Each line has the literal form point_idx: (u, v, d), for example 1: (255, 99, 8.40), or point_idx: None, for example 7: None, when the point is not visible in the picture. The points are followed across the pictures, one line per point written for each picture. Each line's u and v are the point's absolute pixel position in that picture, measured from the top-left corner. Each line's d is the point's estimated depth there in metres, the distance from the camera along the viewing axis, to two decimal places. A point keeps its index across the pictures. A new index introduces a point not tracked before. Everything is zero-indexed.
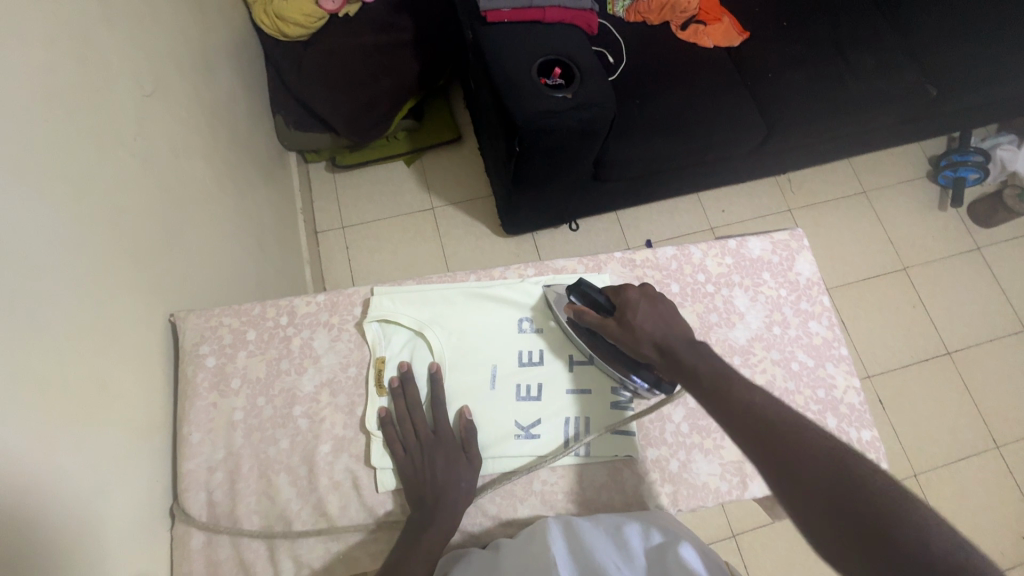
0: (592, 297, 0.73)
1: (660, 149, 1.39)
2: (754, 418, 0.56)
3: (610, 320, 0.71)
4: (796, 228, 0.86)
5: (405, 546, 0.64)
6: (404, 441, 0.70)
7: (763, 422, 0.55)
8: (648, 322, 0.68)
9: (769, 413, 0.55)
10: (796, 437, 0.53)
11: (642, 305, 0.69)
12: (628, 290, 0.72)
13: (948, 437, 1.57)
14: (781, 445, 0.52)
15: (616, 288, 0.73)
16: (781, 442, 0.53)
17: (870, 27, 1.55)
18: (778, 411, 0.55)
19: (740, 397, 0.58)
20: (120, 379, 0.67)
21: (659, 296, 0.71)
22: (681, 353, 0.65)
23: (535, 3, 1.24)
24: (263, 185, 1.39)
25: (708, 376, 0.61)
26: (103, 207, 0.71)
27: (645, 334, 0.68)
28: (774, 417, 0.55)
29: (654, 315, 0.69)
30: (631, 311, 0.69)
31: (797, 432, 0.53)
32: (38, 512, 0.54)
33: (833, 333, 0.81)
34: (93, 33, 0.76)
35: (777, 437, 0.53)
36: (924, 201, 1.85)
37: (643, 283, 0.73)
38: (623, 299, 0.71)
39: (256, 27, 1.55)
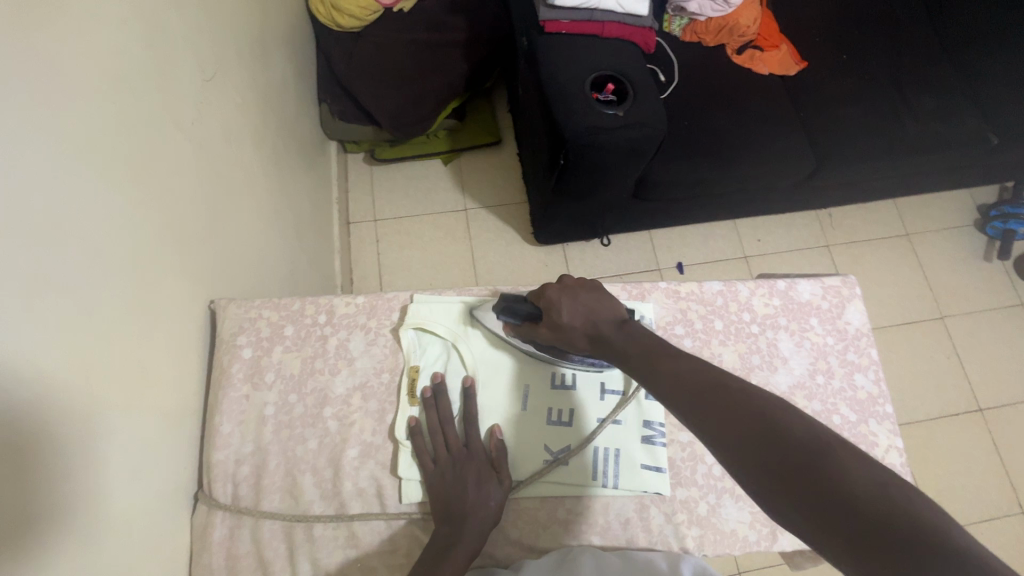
0: (519, 310, 0.73)
1: (705, 173, 1.36)
2: (685, 382, 0.56)
3: (542, 327, 0.71)
4: (849, 275, 0.84)
5: (428, 558, 0.63)
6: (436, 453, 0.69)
7: (695, 383, 0.55)
8: (574, 316, 0.69)
9: (699, 376, 0.56)
10: (723, 392, 0.53)
11: (564, 301, 0.70)
12: (547, 290, 0.72)
13: (973, 497, 1.52)
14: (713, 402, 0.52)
15: (537, 292, 0.74)
16: (710, 400, 0.52)
17: (932, 68, 1.51)
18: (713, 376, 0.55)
19: (670, 368, 0.59)
20: (159, 365, 0.67)
21: (578, 285, 0.72)
22: (613, 338, 0.67)
23: (595, 17, 1.21)
24: (304, 172, 1.40)
25: (637, 352, 0.63)
26: (158, 191, 0.71)
27: (576, 331, 0.69)
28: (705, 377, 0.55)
29: (579, 308, 0.70)
30: (557, 312, 0.69)
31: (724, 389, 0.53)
32: (77, 494, 0.54)
33: (879, 388, 0.78)
34: (162, 17, 0.76)
35: (707, 395, 0.53)
36: (969, 250, 1.79)
37: (561, 277, 0.74)
38: (546, 300, 0.71)
39: (312, 16, 1.56)
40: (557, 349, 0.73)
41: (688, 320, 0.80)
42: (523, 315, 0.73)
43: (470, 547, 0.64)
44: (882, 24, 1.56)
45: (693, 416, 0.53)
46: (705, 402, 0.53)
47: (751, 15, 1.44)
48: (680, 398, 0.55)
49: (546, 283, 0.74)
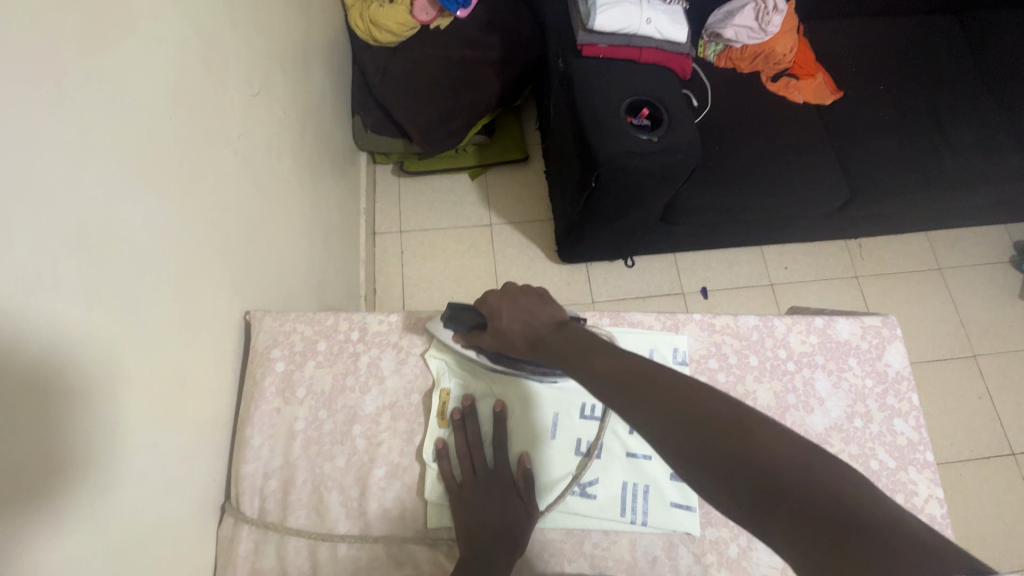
0: (465, 318, 0.75)
1: (735, 200, 1.35)
2: (618, 373, 0.56)
3: (484, 334, 0.73)
4: (889, 315, 0.82)
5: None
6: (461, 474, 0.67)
7: (626, 375, 0.55)
8: (515, 321, 0.70)
9: (630, 367, 0.56)
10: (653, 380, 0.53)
11: (504, 307, 0.71)
12: (490, 296, 0.74)
13: (1004, 545, 1.46)
14: (642, 392, 0.52)
15: (482, 299, 0.75)
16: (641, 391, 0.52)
17: (972, 101, 1.48)
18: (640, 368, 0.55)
19: (602, 362, 0.58)
20: (196, 375, 0.68)
21: (522, 291, 0.73)
22: (549, 337, 0.67)
23: (633, 42, 1.21)
24: (335, 182, 1.41)
25: (570, 348, 0.63)
26: (205, 204, 0.72)
27: (513, 333, 0.69)
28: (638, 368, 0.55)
29: (519, 311, 0.71)
30: (498, 318, 0.70)
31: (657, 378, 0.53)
32: (113, 505, 0.54)
33: (919, 435, 0.76)
34: (215, 33, 0.78)
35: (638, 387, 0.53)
36: (1004, 287, 1.74)
37: (504, 284, 0.76)
38: (488, 307, 0.73)
39: (350, 30, 1.59)
40: (506, 356, 0.73)
41: (722, 353, 0.79)
42: (468, 321, 0.75)
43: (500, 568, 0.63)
44: (921, 55, 1.54)
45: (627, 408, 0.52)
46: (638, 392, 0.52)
47: (787, 43, 1.44)
48: (612, 390, 0.55)
49: (490, 290, 0.76)
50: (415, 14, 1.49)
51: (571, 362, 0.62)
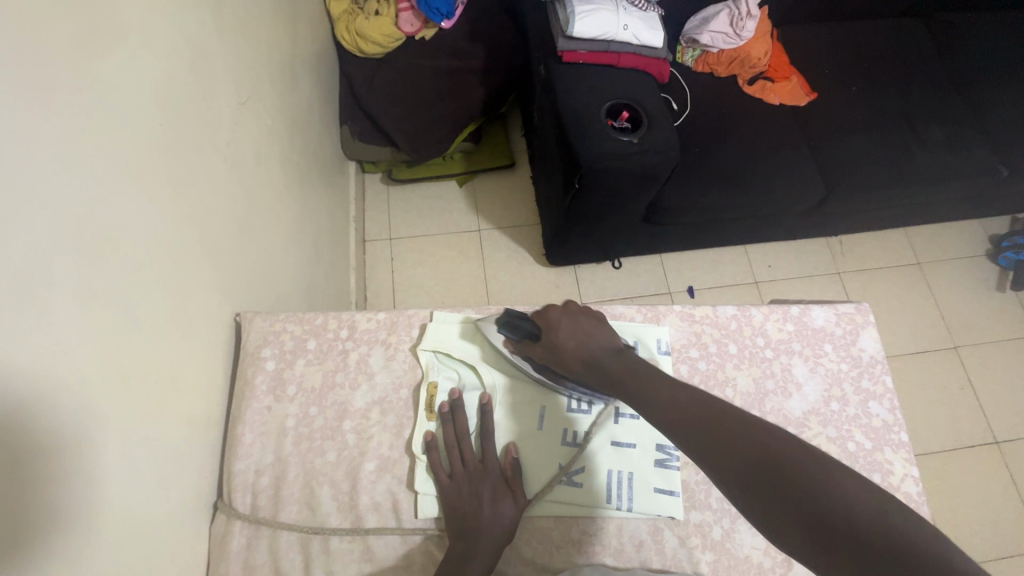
0: (519, 326, 0.75)
1: (716, 200, 1.39)
2: (686, 410, 0.56)
3: (539, 347, 0.73)
4: (862, 303, 0.85)
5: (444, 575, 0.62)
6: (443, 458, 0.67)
7: (697, 414, 0.55)
8: (571, 340, 0.71)
9: (699, 404, 0.56)
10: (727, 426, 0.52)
11: (564, 324, 0.72)
12: (551, 310, 0.75)
13: (989, 532, 1.48)
14: (716, 438, 0.52)
15: (542, 312, 0.76)
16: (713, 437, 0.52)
17: (941, 101, 1.54)
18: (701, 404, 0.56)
19: (671, 395, 0.59)
20: (188, 374, 0.70)
21: (584, 312, 0.74)
22: (608, 362, 0.67)
23: (611, 48, 1.25)
24: (324, 190, 1.43)
25: (636, 379, 0.63)
26: (195, 208, 0.74)
27: (570, 352, 0.70)
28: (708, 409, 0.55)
29: (578, 332, 0.72)
30: (555, 331, 0.72)
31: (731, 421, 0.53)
32: (107, 498, 0.55)
33: (894, 416, 0.78)
34: (204, 43, 0.80)
35: (711, 431, 0.53)
36: (981, 280, 1.79)
37: (567, 303, 0.77)
38: (548, 320, 0.74)
39: (337, 42, 1.62)
40: (555, 371, 0.74)
41: (702, 343, 0.82)
42: (522, 331, 0.74)
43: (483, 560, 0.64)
44: (892, 57, 1.60)
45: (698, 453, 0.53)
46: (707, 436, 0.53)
47: (762, 48, 1.49)
48: (681, 428, 0.55)
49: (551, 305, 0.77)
50: (400, 26, 1.52)
51: (637, 393, 0.62)
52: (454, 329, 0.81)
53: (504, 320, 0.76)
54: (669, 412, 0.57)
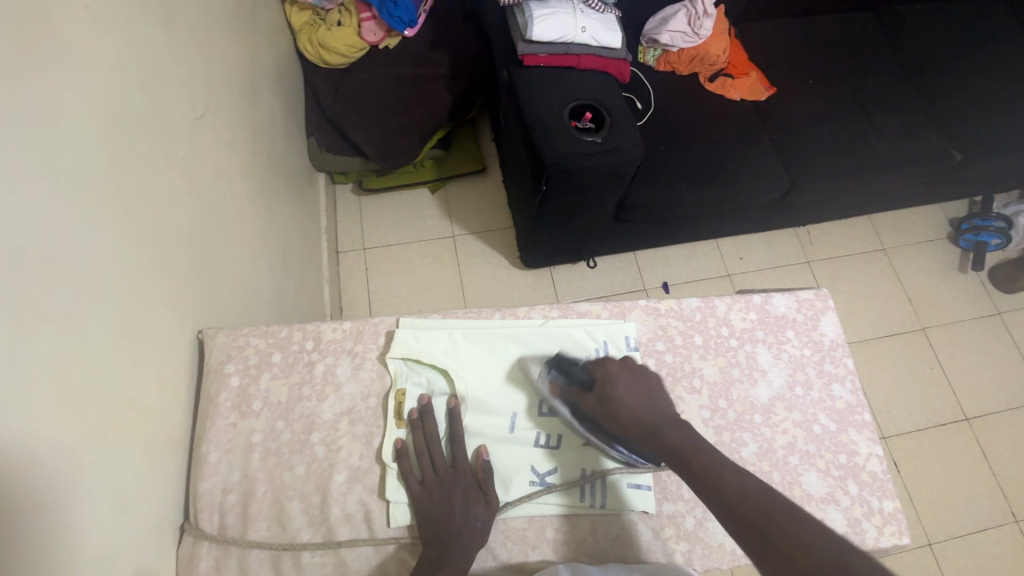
0: (573, 373, 0.74)
1: (684, 195, 1.41)
2: (750, 505, 0.54)
3: (591, 398, 0.71)
4: (822, 289, 0.87)
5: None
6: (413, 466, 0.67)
7: (761, 514, 0.53)
8: (627, 397, 0.68)
9: (766, 500, 0.54)
10: (792, 535, 0.50)
11: (623, 378, 0.70)
12: (608, 363, 0.73)
13: (964, 507, 1.52)
14: (782, 547, 0.50)
15: (597, 362, 0.75)
16: (777, 543, 0.51)
17: (895, 90, 1.58)
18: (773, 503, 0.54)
19: (735, 484, 0.57)
20: (147, 395, 0.68)
21: (640, 369, 0.72)
22: (666, 431, 0.64)
23: (571, 50, 1.27)
24: (292, 203, 1.42)
25: (697, 457, 0.61)
26: (149, 226, 0.73)
27: (626, 410, 0.68)
28: (771, 507, 0.54)
29: (635, 390, 0.69)
30: (611, 387, 0.70)
31: (797, 525, 0.51)
32: (63, 528, 0.54)
33: (857, 398, 0.81)
34: (153, 59, 0.79)
35: (775, 538, 0.51)
36: (945, 263, 1.84)
37: (625, 357, 0.75)
38: (603, 372, 0.72)
39: (299, 54, 1.61)
40: (604, 425, 0.71)
41: (668, 335, 0.83)
42: (575, 378, 0.74)
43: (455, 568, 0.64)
44: (847, 50, 1.64)
45: (762, 560, 0.51)
46: (772, 542, 0.51)
47: (720, 45, 1.52)
48: (743, 526, 0.54)
49: (609, 357, 0.75)
50: (363, 35, 1.52)
51: (696, 477, 0.59)
52: (422, 333, 0.80)
53: (555, 364, 0.77)
54: (730, 506, 0.55)
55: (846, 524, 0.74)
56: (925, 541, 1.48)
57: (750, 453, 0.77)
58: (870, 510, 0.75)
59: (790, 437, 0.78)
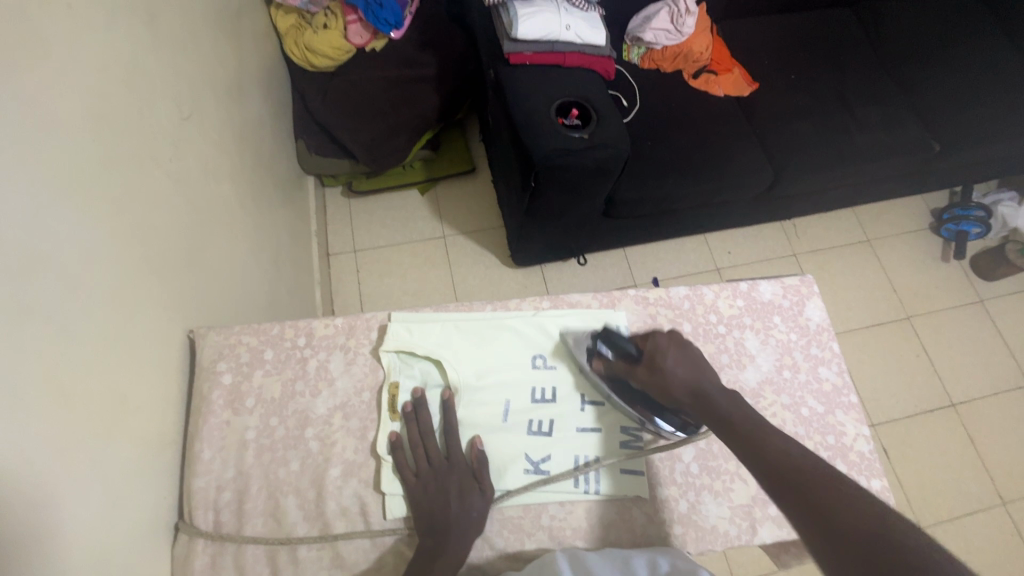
0: (622, 347, 0.75)
1: (672, 190, 1.43)
2: (792, 464, 0.57)
3: (640, 369, 0.73)
4: (807, 274, 0.90)
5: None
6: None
7: (798, 474, 0.56)
8: (679, 367, 0.71)
9: (806, 463, 0.57)
10: (822, 492, 0.53)
11: (672, 351, 0.72)
12: (656, 336, 0.75)
13: (954, 491, 1.55)
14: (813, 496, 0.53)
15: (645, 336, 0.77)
16: (807, 494, 0.54)
17: (874, 84, 1.62)
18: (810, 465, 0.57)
19: (780, 444, 0.60)
20: (138, 393, 0.68)
21: (687, 342, 0.74)
22: (715, 395, 0.68)
23: (556, 48, 1.28)
24: (282, 206, 1.42)
25: (747, 420, 0.64)
26: (136, 224, 0.73)
27: (676, 379, 0.70)
28: (808, 470, 0.56)
29: (684, 361, 0.72)
30: (663, 357, 0.72)
31: (835, 486, 0.54)
32: (56, 526, 0.54)
33: (843, 379, 0.83)
34: (138, 60, 0.79)
35: (806, 492, 0.54)
36: (927, 252, 1.88)
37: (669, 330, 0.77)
38: (652, 345, 0.74)
39: (285, 57, 1.61)
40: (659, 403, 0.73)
41: (658, 324, 0.85)
42: (622, 352, 0.75)
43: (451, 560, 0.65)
44: (826, 46, 1.68)
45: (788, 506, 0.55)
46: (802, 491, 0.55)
47: (703, 43, 1.54)
48: (779, 480, 0.57)
49: (655, 332, 0.77)
50: (349, 38, 1.52)
51: (739, 437, 0.63)
52: (415, 326, 0.81)
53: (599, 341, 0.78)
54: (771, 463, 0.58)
55: None
56: (915, 525, 1.50)
57: None
58: (859, 489, 0.77)
59: (779, 420, 0.80)
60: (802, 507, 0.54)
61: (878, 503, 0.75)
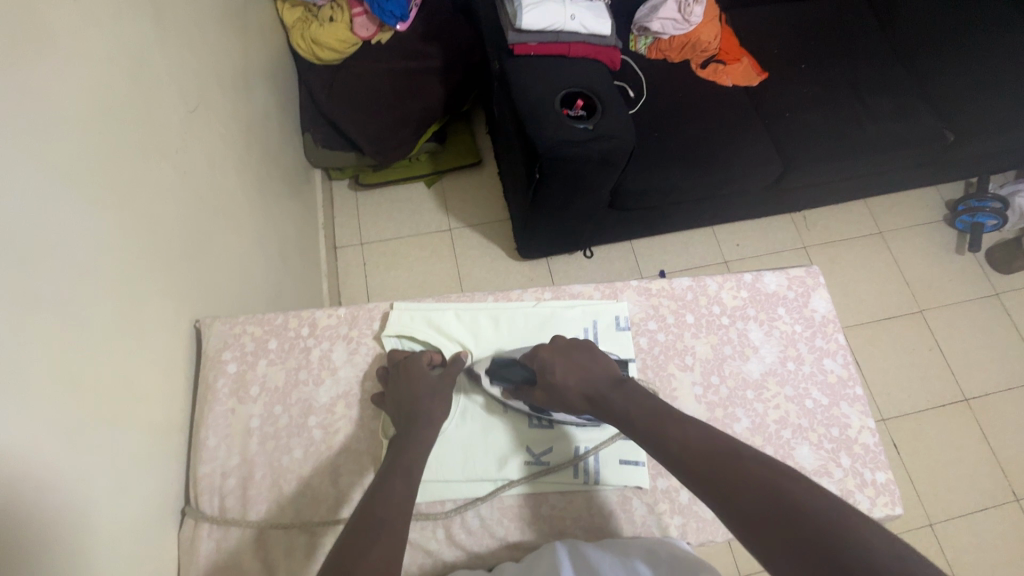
0: (514, 375, 0.75)
1: (678, 181, 1.41)
2: (691, 447, 0.59)
3: (535, 389, 0.74)
4: (812, 266, 0.89)
5: (351, 543, 0.54)
6: (406, 446, 0.68)
7: (700, 453, 0.58)
8: (568, 377, 0.72)
9: (705, 443, 0.59)
10: (724, 462, 0.56)
11: (557, 363, 0.73)
12: (540, 351, 0.75)
13: (966, 487, 1.53)
14: (711, 471, 0.56)
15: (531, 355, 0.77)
16: (711, 468, 0.56)
17: (887, 72, 1.58)
18: (706, 442, 0.59)
19: (679, 434, 0.61)
20: (145, 381, 0.69)
21: (571, 347, 0.75)
22: (610, 396, 0.69)
23: (561, 39, 1.28)
24: (288, 199, 1.43)
25: (642, 416, 0.65)
26: (143, 215, 0.74)
27: (570, 389, 0.71)
28: (706, 445, 0.59)
29: (572, 368, 0.73)
30: (551, 372, 0.72)
31: (731, 454, 0.56)
32: (63, 509, 0.54)
33: (848, 371, 0.82)
34: (143, 52, 0.80)
35: (707, 467, 0.56)
36: (941, 245, 1.84)
37: (553, 338, 0.78)
38: (539, 362, 0.74)
39: (292, 50, 1.61)
40: (557, 410, 0.74)
41: (660, 315, 0.85)
42: (513, 377, 0.75)
43: (397, 519, 0.58)
44: (838, 33, 1.64)
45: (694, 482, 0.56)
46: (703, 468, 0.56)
47: (711, 32, 1.52)
48: (686, 469, 0.58)
49: (538, 345, 0.77)
50: (355, 30, 1.53)
51: (641, 431, 0.63)
52: (418, 314, 0.83)
53: (494, 367, 0.77)
54: (672, 451, 0.60)
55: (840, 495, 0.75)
56: (925, 520, 1.48)
57: (743, 428, 0.78)
58: (863, 482, 0.76)
59: (782, 412, 0.79)
60: (707, 481, 0.55)
61: (883, 495, 0.75)
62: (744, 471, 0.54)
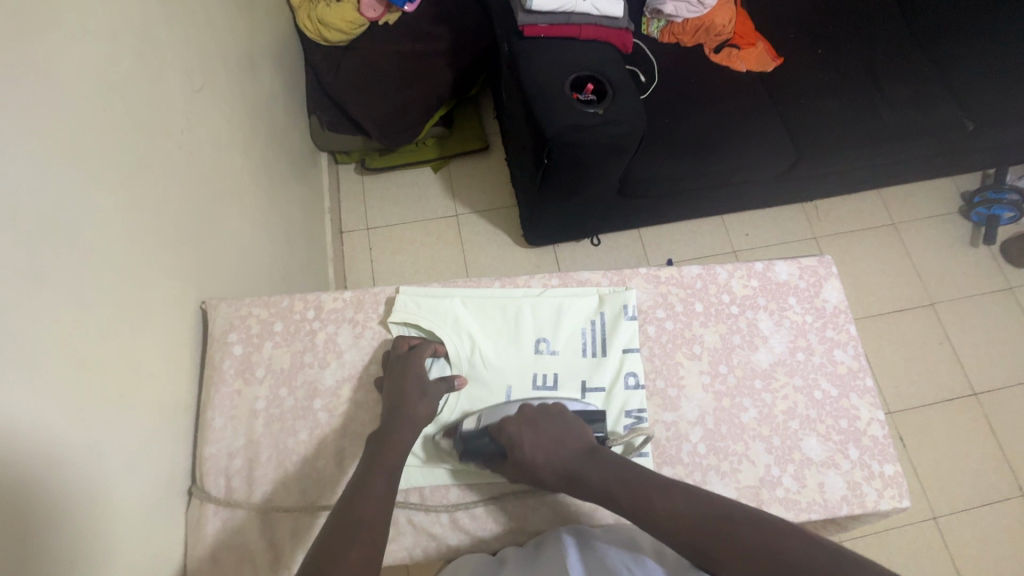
0: (482, 448, 0.72)
1: (688, 169, 1.39)
2: (687, 522, 0.58)
3: (507, 464, 0.71)
4: (825, 255, 0.87)
5: (328, 545, 0.55)
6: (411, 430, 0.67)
7: (695, 528, 0.57)
8: (538, 454, 0.68)
9: (696, 512, 0.58)
10: (718, 534, 0.56)
11: (526, 436, 0.69)
12: (507, 425, 0.71)
13: (972, 481, 1.52)
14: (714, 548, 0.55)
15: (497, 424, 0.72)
16: (710, 544, 0.55)
17: (906, 59, 1.54)
18: (694, 514, 0.58)
19: (665, 507, 0.59)
20: (151, 362, 0.69)
21: (540, 414, 0.71)
22: (587, 470, 0.66)
23: (572, 20, 1.25)
24: (294, 182, 1.43)
25: (622, 490, 0.62)
26: (148, 196, 0.73)
27: (544, 466, 0.68)
28: (697, 517, 0.58)
29: (541, 441, 0.69)
30: (519, 450, 0.69)
31: (724, 524, 0.56)
32: (71, 486, 0.55)
33: (859, 363, 0.81)
34: (148, 29, 0.79)
35: (704, 545, 0.56)
36: (956, 237, 1.81)
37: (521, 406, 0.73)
38: (506, 438, 0.70)
39: (299, 31, 1.59)
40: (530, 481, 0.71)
41: (669, 303, 0.84)
42: (487, 451, 0.72)
43: (377, 515, 0.58)
44: (856, 18, 1.60)
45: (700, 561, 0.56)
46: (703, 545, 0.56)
47: (725, 15, 1.48)
48: (685, 547, 0.57)
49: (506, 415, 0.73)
50: (362, 11, 1.51)
51: (626, 510, 0.61)
52: (424, 301, 0.82)
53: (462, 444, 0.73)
54: (667, 529, 0.58)
55: (847, 488, 0.74)
56: (929, 513, 1.48)
57: (750, 418, 0.78)
58: (870, 474, 0.75)
59: (791, 403, 0.78)
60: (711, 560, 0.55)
61: (890, 487, 0.74)
62: (740, 542, 0.54)
